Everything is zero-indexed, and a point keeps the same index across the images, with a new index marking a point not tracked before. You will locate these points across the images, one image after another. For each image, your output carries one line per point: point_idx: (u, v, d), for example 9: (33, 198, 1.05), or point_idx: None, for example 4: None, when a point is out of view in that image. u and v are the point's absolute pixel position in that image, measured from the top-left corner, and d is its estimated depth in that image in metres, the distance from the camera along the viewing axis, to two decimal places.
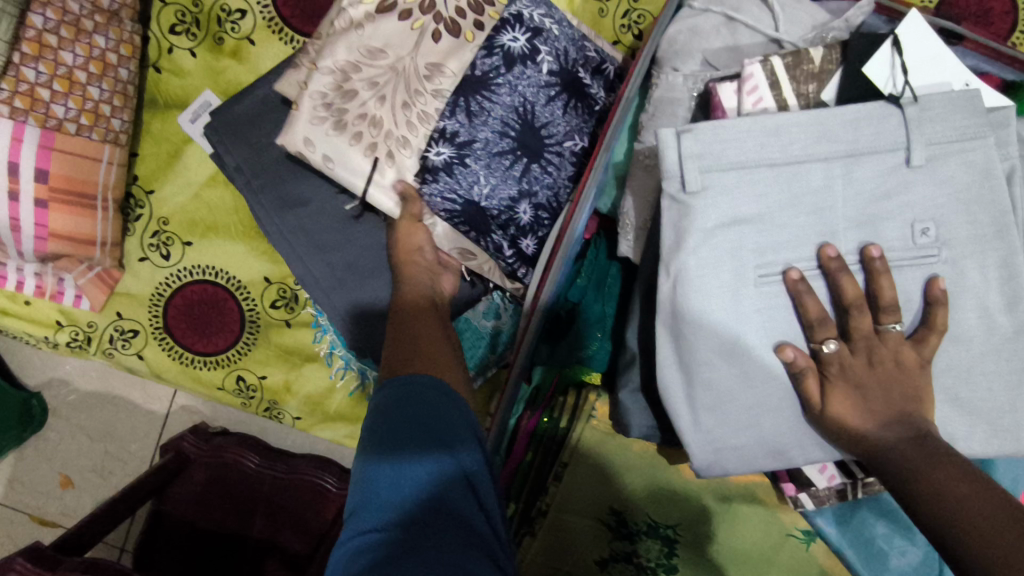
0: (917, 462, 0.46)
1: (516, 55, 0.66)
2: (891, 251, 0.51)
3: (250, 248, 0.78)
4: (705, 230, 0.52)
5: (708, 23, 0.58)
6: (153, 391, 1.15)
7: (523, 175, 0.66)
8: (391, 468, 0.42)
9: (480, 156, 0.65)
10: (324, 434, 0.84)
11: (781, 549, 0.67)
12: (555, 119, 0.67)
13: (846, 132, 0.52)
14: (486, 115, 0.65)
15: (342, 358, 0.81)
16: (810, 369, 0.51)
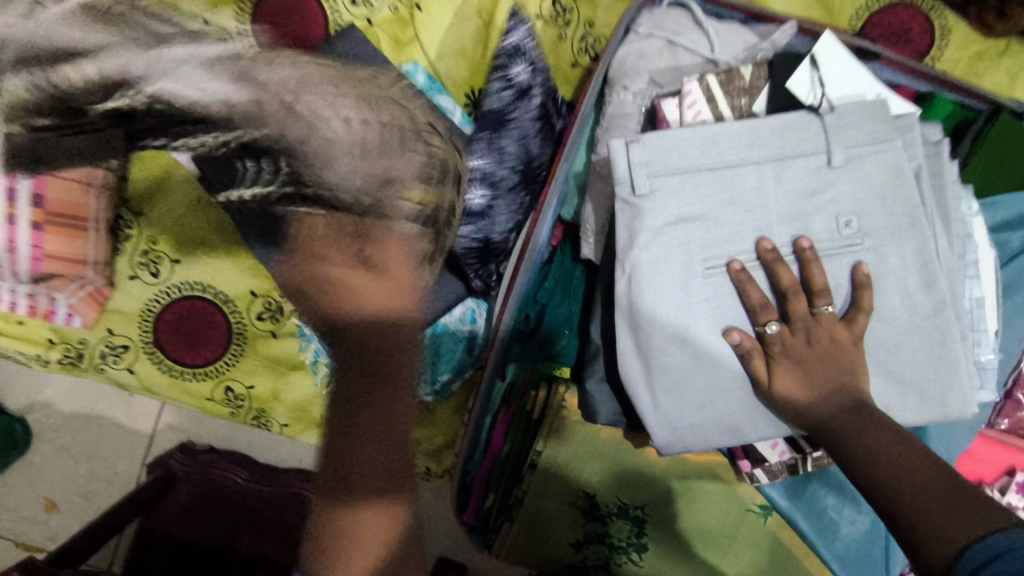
0: (851, 430, 0.51)
1: (524, 91, 0.73)
2: (820, 242, 0.58)
3: (238, 264, 0.83)
4: (655, 228, 0.58)
5: (652, 47, 0.64)
6: (138, 411, 1.17)
7: (524, 208, 0.76)
8: None
9: (503, 196, 0.73)
10: (312, 439, 0.89)
11: (741, 526, 0.73)
12: (543, 152, 0.76)
13: (775, 138, 0.58)
14: (503, 153, 0.72)
15: (327, 365, 0.85)
16: (756, 349, 0.57)
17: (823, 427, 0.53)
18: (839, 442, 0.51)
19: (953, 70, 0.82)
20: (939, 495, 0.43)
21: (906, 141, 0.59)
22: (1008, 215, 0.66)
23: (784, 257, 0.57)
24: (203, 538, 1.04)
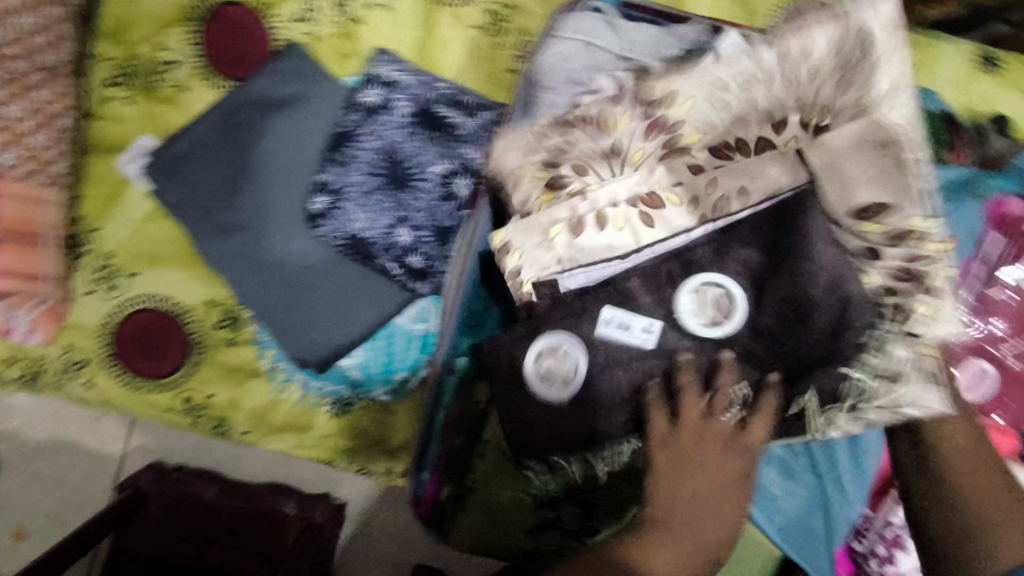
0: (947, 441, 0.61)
1: (373, 107, 0.80)
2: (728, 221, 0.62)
3: (192, 275, 0.84)
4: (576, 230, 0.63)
5: (569, 48, 0.70)
6: (107, 433, 1.17)
7: (396, 205, 0.79)
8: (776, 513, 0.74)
9: (354, 197, 0.79)
10: (273, 446, 0.90)
11: None
12: (418, 152, 0.80)
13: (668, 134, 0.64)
14: (356, 161, 0.79)
15: (285, 371, 0.88)
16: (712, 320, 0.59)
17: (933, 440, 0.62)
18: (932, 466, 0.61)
19: None
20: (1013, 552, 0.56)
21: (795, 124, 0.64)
22: None
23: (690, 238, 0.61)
24: (176, 561, 1.04)
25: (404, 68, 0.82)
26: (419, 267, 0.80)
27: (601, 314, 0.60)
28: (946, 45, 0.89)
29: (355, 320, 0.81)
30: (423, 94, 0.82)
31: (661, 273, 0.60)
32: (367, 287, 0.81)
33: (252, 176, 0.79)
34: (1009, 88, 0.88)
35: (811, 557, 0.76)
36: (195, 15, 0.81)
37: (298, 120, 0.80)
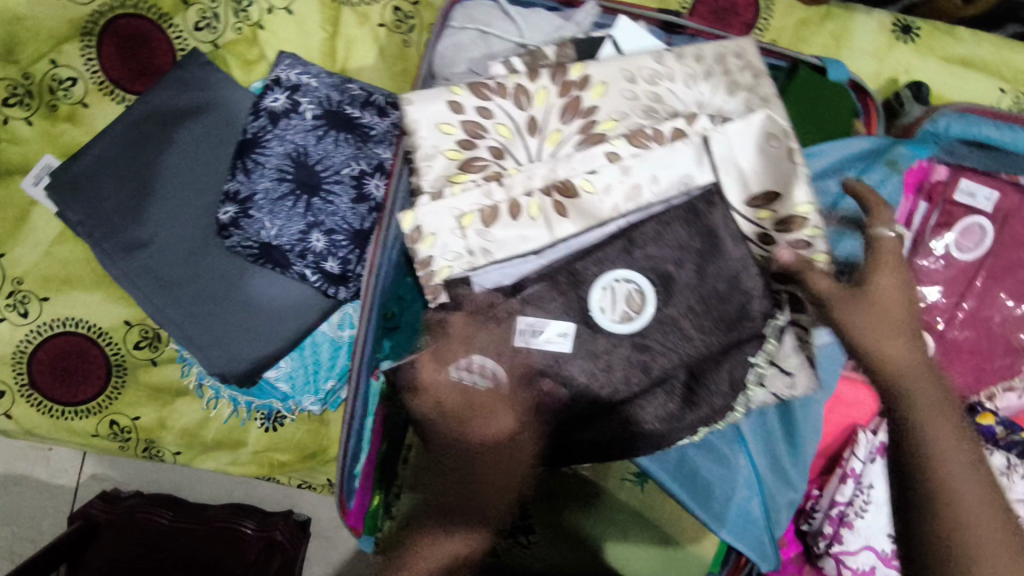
0: (934, 412, 0.50)
1: (279, 111, 0.78)
2: (635, 206, 0.59)
3: (108, 295, 0.83)
4: (481, 226, 0.59)
5: (466, 38, 0.66)
6: (57, 464, 1.20)
7: (306, 210, 0.77)
8: (734, 531, 0.74)
9: (262, 205, 0.76)
10: (206, 465, 0.88)
11: (618, 495, 0.75)
12: (327, 154, 0.78)
13: (573, 113, 0.60)
14: (261, 168, 0.77)
15: (211, 388, 0.86)
16: (621, 313, 0.58)
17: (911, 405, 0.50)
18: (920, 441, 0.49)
19: (780, 38, 0.89)
20: (1008, 557, 0.47)
21: (699, 100, 0.60)
22: (831, 159, 0.69)
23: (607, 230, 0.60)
24: None
25: (309, 71, 0.80)
26: (337, 274, 0.78)
27: (516, 325, 0.58)
28: (859, 14, 0.89)
29: (276, 330, 0.80)
30: (330, 95, 0.79)
31: (564, 279, 0.59)
32: (289, 298, 0.80)
33: (156, 189, 0.77)
34: (922, 55, 0.88)
35: (748, 539, 0.74)
36: (90, 30, 0.79)
37: (202, 131, 0.78)
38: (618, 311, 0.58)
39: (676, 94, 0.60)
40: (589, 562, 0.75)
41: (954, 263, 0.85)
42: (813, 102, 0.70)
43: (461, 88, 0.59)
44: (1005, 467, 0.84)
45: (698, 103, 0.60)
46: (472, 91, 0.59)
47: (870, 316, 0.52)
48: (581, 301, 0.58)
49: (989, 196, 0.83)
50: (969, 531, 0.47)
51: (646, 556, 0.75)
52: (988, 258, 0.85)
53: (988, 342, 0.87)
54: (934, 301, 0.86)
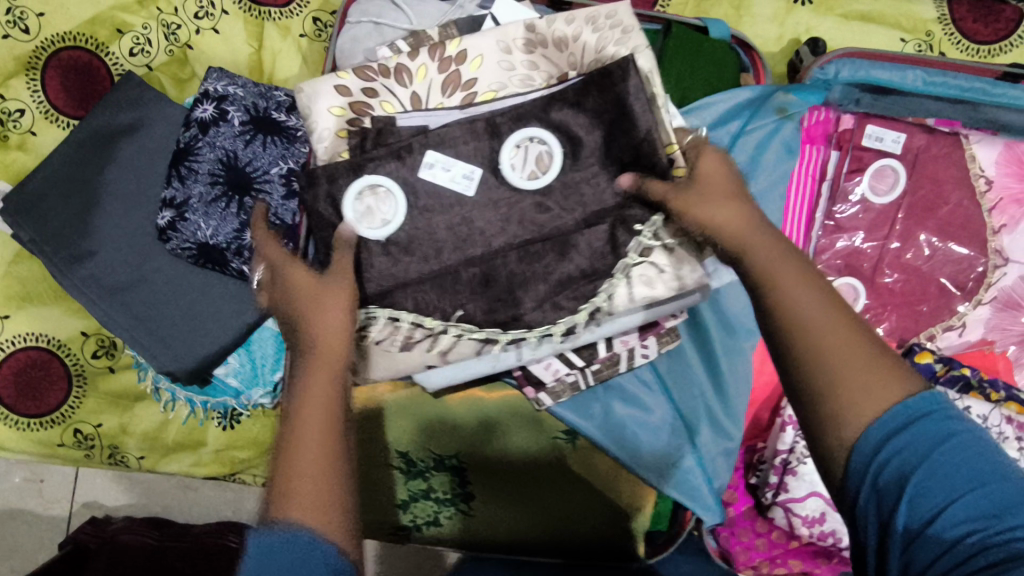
0: (772, 254, 0.49)
1: (208, 121, 0.84)
2: (507, 153, 0.63)
3: (64, 309, 0.88)
4: (368, 186, 0.63)
5: (362, 31, 0.72)
6: (50, 495, 1.24)
7: (239, 210, 0.82)
8: (669, 479, 0.75)
9: (197, 208, 0.82)
10: (169, 468, 0.91)
11: (553, 458, 0.76)
12: (256, 155, 0.83)
13: (453, 86, 0.67)
14: (195, 174, 0.83)
15: (168, 391, 0.89)
16: (532, 153, 0.64)
17: (745, 261, 0.50)
18: (770, 308, 0.48)
19: (682, 12, 0.92)
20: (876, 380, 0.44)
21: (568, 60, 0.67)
22: (721, 110, 0.73)
23: (468, 173, 0.64)
24: None
25: (235, 82, 0.86)
26: None
27: (425, 158, 0.63)
28: None
29: (223, 327, 0.84)
30: (255, 102, 0.85)
31: (462, 228, 0.64)
32: (233, 296, 0.85)
33: (102, 204, 0.83)
34: (821, 14, 0.92)
35: (689, 491, 0.75)
36: (34, 64, 0.87)
37: (141, 145, 0.84)
38: (527, 155, 0.64)
39: (546, 57, 0.68)
40: (537, 523, 0.77)
41: (871, 208, 0.87)
42: (694, 56, 0.73)
43: (347, 74, 0.66)
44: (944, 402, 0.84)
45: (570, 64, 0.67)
46: (357, 74, 0.67)
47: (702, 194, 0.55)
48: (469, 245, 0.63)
49: (896, 138, 0.85)
50: (827, 357, 0.45)
51: (593, 514, 0.77)
52: (904, 201, 0.87)
53: (919, 284, 0.89)
54: (860, 247, 0.88)
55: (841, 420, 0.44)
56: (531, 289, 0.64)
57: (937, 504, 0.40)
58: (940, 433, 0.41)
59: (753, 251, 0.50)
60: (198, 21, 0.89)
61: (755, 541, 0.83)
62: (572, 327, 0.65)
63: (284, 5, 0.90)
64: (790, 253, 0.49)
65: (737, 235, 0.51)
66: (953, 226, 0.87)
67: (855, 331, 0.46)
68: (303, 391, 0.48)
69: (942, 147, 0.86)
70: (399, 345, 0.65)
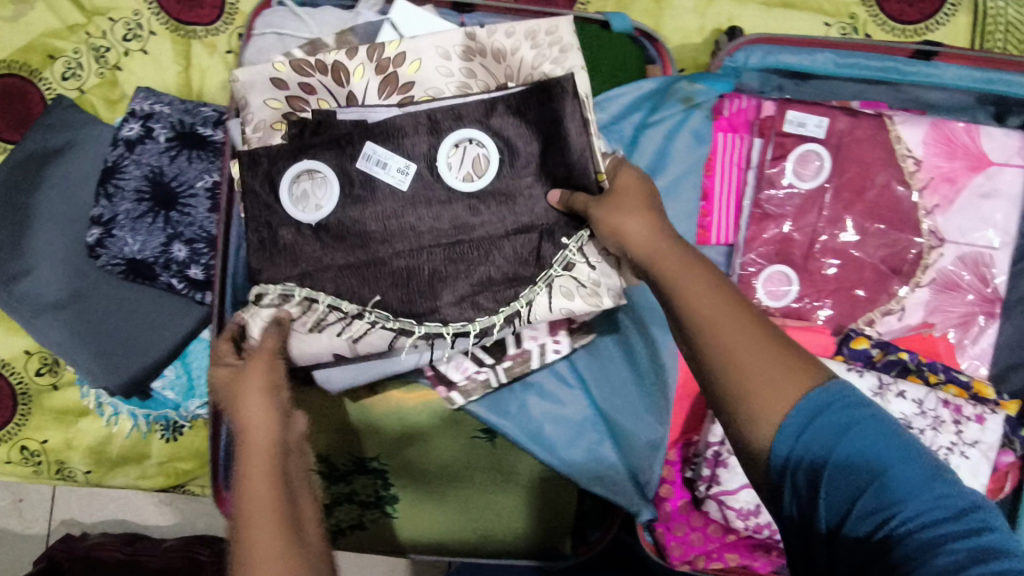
0: (679, 259, 0.51)
1: (134, 139, 0.85)
2: (444, 149, 0.65)
3: (7, 329, 0.91)
4: (307, 167, 0.65)
5: (266, 43, 0.72)
6: (29, 514, 1.26)
7: (166, 224, 0.84)
8: (612, 478, 0.74)
9: (124, 225, 0.84)
10: (117, 481, 0.93)
11: (472, 459, 0.75)
12: (181, 171, 0.85)
13: (394, 88, 0.68)
14: (121, 191, 0.84)
15: (110, 405, 0.91)
16: (467, 150, 0.65)
17: (659, 269, 0.52)
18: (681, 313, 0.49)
19: (603, 8, 0.93)
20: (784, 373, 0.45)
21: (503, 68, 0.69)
22: (623, 104, 0.73)
23: (407, 169, 0.65)
24: None
25: (161, 100, 0.88)
26: (199, 278, 0.84)
27: (364, 148, 0.65)
28: None
29: (155, 341, 0.86)
30: (179, 118, 0.87)
31: (355, 231, 0.65)
32: (165, 310, 0.86)
33: (31, 225, 0.85)
34: (743, 2, 0.92)
35: (614, 488, 0.74)
36: None
37: (69, 167, 0.87)
38: (463, 153, 0.65)
39: (476, 63, 0.69)
40: (463, 527, 0.77)
41: (797, 194, 0.86)
42: (594, 50, 0.74)
43: (283, 65, 0.67)
44: (877, 386, 0.82)
45: (504, 73, 0.69)
46: (293, 68, 0.68)
47: (622, 207, 0.57)
48: (362, 248, 0.65)
49: (819, 123, 0.84)
50: (734, 358, 0.46)
51: (516, 513, 0.76)
52: (830, 186, 0.86)
53: (853, 269, 0.87)
54: (789, 234, 0.87)
55: (758, 418, 0.45)
56: (450, 284, 0.64)
57: (847, 494, 0.43)
58: (843, 422, 0.44)
59: (661, 261, 0.52)
60: (127, 43, 0.91)
61: (690, 536, 0.81)
62: (487, 328, 0.65)
63: (209, 23, 0.92)
64: (692, 257, 0.51)
65: (646, 247, 0.53)
66: (882, 209, 0.85)
67: (761, 326, 0.47)
68: (242, 490, 0.44)
69: (866, 130, 0.85)
70: (310, 326, 0.64)
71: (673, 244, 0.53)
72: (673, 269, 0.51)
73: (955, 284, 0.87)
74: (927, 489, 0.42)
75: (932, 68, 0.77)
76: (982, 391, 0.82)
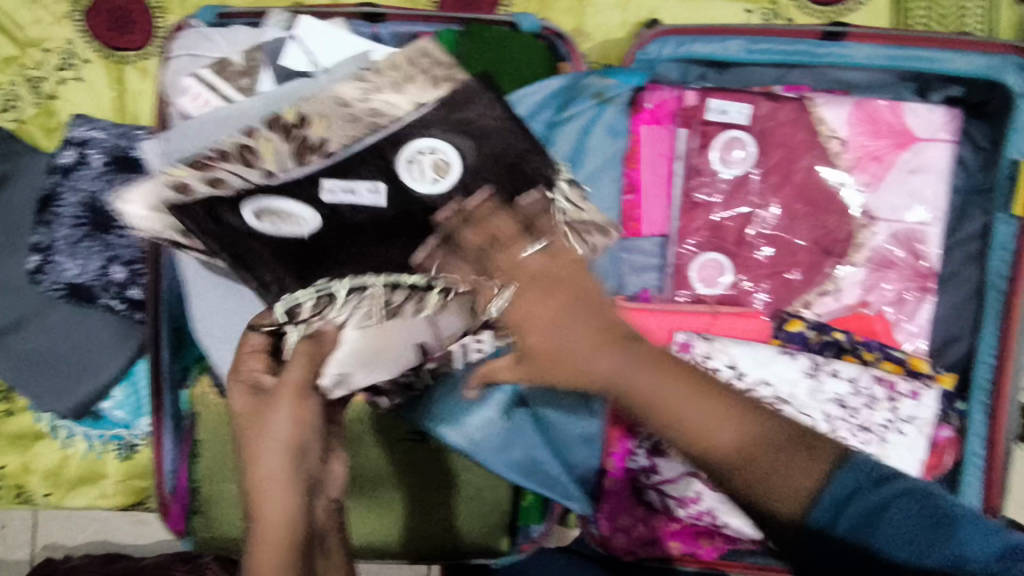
0: (656, 386, 0.49)
1: (70, 165, 0.87)
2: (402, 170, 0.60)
3: None
4: (256, 203, 0.59)
5: (178, 65, 0.73)
6: (11, 540, 1.28)
7: (104, 247, 0.86)
8: (565, 484, 0.77)
9: (64, 250, 0.86)
10: (76, 501, 0.94)
11: (408, 461, 0.77)
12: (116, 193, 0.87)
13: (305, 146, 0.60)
14: (60, 217, 0.86)
15: (65, 428, 0.93)
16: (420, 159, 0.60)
17: (645, 402, 0.49)
18: (691, 442, 0.48)
19: (527, 9, 0.94)
20: (805, 467, 0.47)
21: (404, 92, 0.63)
22: (534, 101, 0.74)
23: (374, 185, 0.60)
24: None
25: (96, 126, 0.89)
26: (138, 297, 0.86)
27: (323, 185, 0.59)
28: None
29: (98, 364, 0.87)
30: (113, 142, 0.88)
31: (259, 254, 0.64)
32: (106, 332, 0.87)
33: None
34: None
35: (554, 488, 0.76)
36: None
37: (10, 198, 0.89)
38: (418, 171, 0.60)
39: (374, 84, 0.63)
40: (400, 526, 0.78)
41: (722, 181, 0.86)
42: (498, 51, 0.75)
43: (182, 171, 0.59)
44: (811, 368, 0.82)
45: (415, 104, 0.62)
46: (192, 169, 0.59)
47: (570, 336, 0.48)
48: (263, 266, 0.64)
49: (741, 110, 0.84)
50: (762, 477, 0.47)
51: (454, 512, 0.77)
52: (756, 171, 0.86)
53: (788, 253, 0.87)
54: (720, 221, 0.87)
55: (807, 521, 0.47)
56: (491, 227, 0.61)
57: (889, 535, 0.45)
58: (846, 490, 0.46)
59: (637, 392, 0.49)
60: (62, 72, 0.93)
61: (632, 526, 0.81)
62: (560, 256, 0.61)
63: (141, 48, 0.94)
64: (663, 374, 0.49)
65: (615, 381, 0.49)
66: (810, 191, 0.86)
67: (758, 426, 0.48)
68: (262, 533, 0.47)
69: (787, 113, 0.85)
70: (375, 317, 0.59)
71: (626, 361, 0.49)
72: (644, 391, 0.49)
73: (890, 262, 0.86)
74: (946, 523, 0.45)
75: (842, 49, 0.79)
76: (917, 366, 0.81)
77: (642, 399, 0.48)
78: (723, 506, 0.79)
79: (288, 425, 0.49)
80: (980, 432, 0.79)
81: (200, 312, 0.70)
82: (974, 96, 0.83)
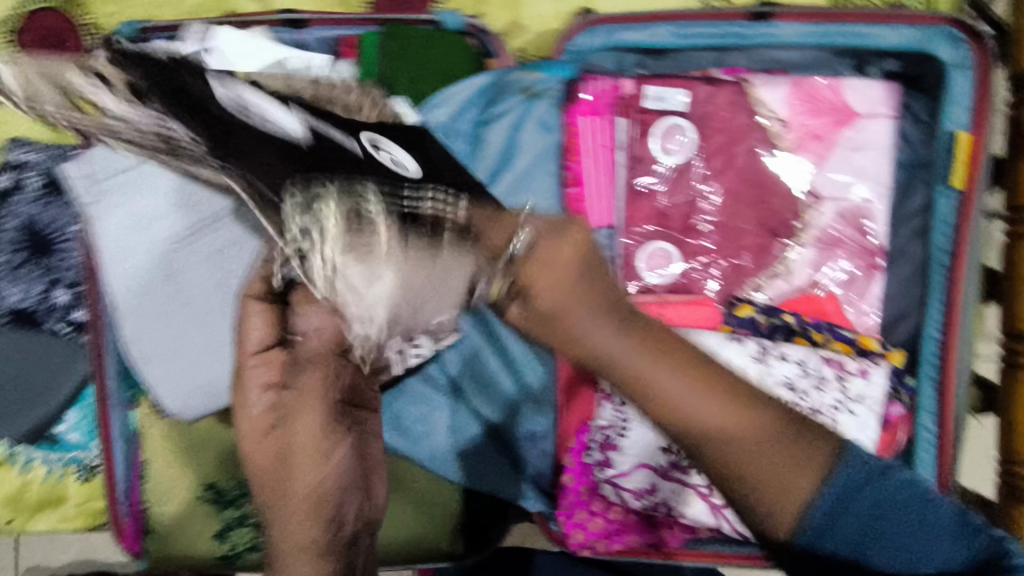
0: (649, 357, 0.45)
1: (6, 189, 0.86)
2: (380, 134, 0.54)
3: None
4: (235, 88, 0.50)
5: None
6: None
7: (44, 270, 0.86)
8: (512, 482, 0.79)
9: (4, 275, 0.86)
10: (37, 527, 0.93)
11: None
12: (52, 216, 0.87)
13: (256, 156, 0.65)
14: None
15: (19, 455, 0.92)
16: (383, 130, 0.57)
17: (628, 371, 0.45)
18: (673, 417, 0.45)
19: (462, 6, 0.92)
20: (794, 461, 0.44)
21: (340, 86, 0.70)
22: (459, 101, 0.77)
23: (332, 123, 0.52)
24: None
25: (32, 147, 0.88)
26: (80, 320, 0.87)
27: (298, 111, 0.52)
28: None
29: (46, 389, 0.86)
30: (49, 165, 0.87)
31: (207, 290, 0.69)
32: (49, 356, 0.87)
33: None
34: None
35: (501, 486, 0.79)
36: None
37: None
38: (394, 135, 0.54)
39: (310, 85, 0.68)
40: None
41: (665, 169, 0.85)
42: (425, 50, 0.77)
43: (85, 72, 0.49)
44: (761, 352, 0.81)
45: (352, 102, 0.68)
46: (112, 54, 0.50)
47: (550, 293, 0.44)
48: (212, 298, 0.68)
49: (680, 96, 0.84)
50: (746, 459, 0.44)
51: (407, 518, 0.81)
52: (698, 157, 0.85)
53: (734, 238, 0.86)
54: (665, 209, 0.86)
55: (766, 509, 0.44)
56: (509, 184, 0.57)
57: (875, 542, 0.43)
58: (869, 498, 0.43)
59: (625, 361, 0.44)
60: None
61: (590, 521, 0.80)
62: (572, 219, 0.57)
63: None
64: (660, 347, 0.45)
65: (600, 349, 0.44)
66: (753, 174, 0.85)
67: (755, 410, 0.45)
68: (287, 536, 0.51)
69: (726, 97, 0.84)
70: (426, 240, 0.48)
71: (627, 334, 0.45)
72: (626, 356, 0.44)
73: (837, 242, 0.85)
74: (927, 525, 0.44)
75: (770, 28, 0.81)
76: (868, 345, 0.80)
77: (629, 369, 0.44)
78: (678, 495, 0.79)
79: (320, 419, 0.54)
80: (930, 406, 0.79)
81: (140, 358, 0.69)
82: (912, 70, 0.82)
